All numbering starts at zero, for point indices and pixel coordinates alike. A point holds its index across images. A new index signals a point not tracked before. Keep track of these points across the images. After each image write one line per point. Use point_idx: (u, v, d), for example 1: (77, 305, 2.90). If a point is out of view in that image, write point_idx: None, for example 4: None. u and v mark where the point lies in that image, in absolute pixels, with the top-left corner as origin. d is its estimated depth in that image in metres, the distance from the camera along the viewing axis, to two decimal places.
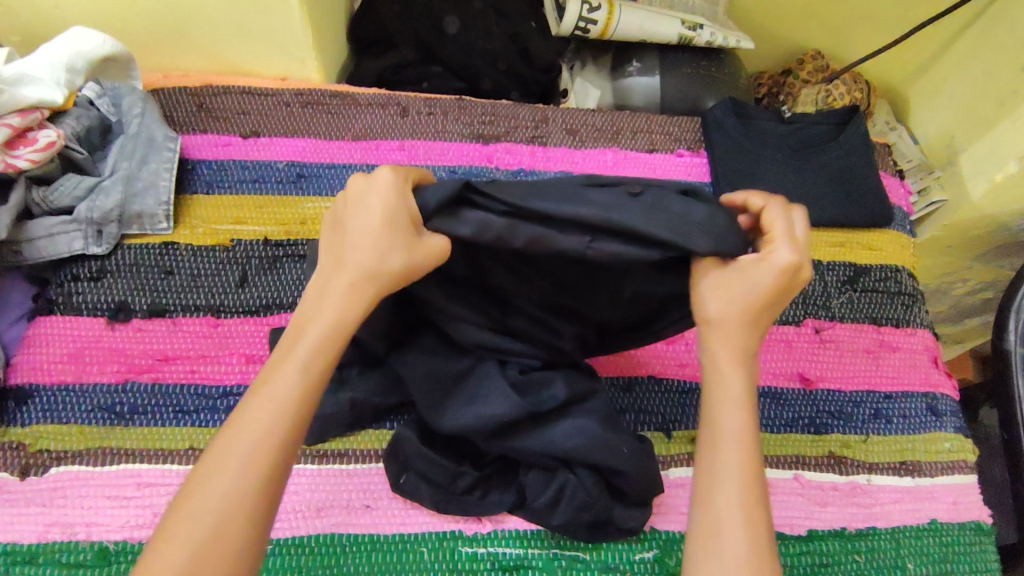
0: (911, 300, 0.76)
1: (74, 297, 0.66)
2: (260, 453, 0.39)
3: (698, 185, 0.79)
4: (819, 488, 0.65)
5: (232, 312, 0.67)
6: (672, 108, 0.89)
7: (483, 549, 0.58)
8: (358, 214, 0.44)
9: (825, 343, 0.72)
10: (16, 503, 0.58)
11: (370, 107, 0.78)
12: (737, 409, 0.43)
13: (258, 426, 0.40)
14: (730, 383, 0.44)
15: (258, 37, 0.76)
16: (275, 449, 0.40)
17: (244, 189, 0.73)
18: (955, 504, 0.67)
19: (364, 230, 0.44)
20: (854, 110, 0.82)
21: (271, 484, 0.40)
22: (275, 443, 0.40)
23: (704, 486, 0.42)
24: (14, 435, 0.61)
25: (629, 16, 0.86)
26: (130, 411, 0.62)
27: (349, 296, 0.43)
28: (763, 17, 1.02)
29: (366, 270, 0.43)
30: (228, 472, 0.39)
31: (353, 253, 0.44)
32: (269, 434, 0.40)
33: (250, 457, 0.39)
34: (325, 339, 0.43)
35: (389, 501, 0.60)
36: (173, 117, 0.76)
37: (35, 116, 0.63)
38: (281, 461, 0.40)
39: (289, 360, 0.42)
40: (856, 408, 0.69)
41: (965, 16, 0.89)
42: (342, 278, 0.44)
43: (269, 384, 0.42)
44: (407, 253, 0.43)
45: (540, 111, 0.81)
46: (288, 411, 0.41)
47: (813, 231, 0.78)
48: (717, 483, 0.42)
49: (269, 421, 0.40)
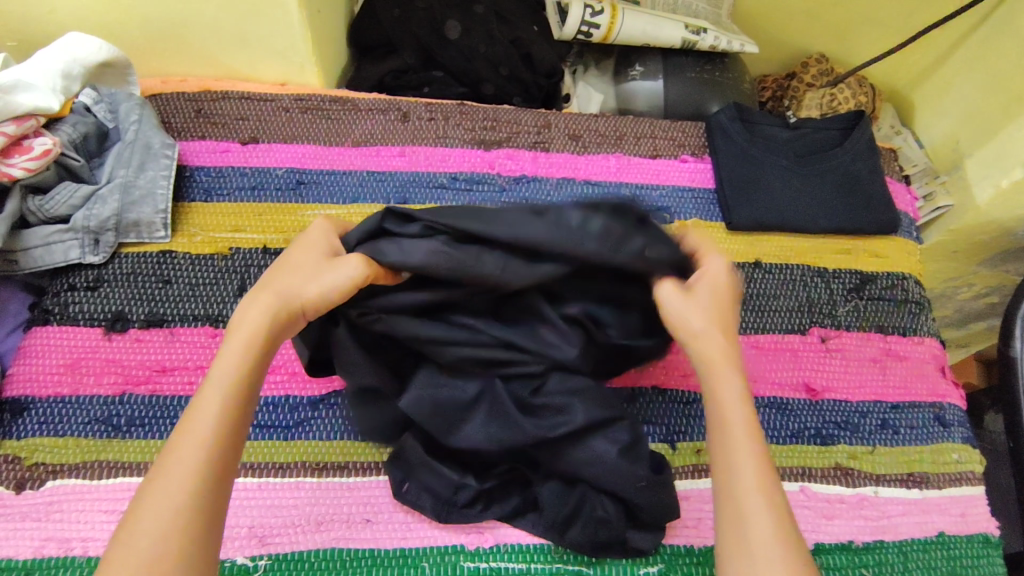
0: (918, 308, 0.75)
1: (70, 306, 0.65)
2: (196, 473, 0.40)
3: (702, 191, 0.79)
4: (825, 500, 0.64)
5: (230, 321, 0.66)
6: (675, 113, 0.88)
7: (486, 564, 0.57)
8: (291, 253, 0.48)
9: (832, 352, 0.71)
10: (11, 517, 0.57)
11: (370, 112, 0.77)
12: (735, 413, 0.46)
13: (190, 447, 0.41)
14: (724, 386, 0.47)
15: (257, 42, 0.75)
16: (211, 467, 0.40)
17: (242, 196, 0.72)
18: (963, 516, 0.66)
19: (292, 262, 0.47)
20: (860, 114, 0.81)
21: (208, 500, 0.40)
22: (206, 462, 0.40)
23: (727, 501, 0.43)
24: (10, 448, 0.60)
25: (631, 20, 0.85)
26: (127, 424, 0.61)
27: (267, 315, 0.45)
28: (767, 21, 1.01)
29: (286, 291, 0.45)
30: (163, 496, 0.39)
31: (274, 279, 0.46)
32: (201, 453, 0.41)
33: (185, 477, 0.40)
34: (247, 356, 0.44)
35: (390, 515, 0.59)
36: (171, 123, 0.75)
37: (31, 124, 0.62)
38: (218, 475, 0.41)
39: (214, 382, 0.43)
40: (863, 419, 0.69)
41: (971, 19, 0.88)
42: (261, 300, 0.45)
43: (196, 407, 0.42)
44: (323, 271, 0.46)
45: (542, 117, 0.80)
46: (218, 428, 0.42)
47: (819, 238, 0.77)
48: (738, 494, 0.43)
49: (200, 441, 0.41)
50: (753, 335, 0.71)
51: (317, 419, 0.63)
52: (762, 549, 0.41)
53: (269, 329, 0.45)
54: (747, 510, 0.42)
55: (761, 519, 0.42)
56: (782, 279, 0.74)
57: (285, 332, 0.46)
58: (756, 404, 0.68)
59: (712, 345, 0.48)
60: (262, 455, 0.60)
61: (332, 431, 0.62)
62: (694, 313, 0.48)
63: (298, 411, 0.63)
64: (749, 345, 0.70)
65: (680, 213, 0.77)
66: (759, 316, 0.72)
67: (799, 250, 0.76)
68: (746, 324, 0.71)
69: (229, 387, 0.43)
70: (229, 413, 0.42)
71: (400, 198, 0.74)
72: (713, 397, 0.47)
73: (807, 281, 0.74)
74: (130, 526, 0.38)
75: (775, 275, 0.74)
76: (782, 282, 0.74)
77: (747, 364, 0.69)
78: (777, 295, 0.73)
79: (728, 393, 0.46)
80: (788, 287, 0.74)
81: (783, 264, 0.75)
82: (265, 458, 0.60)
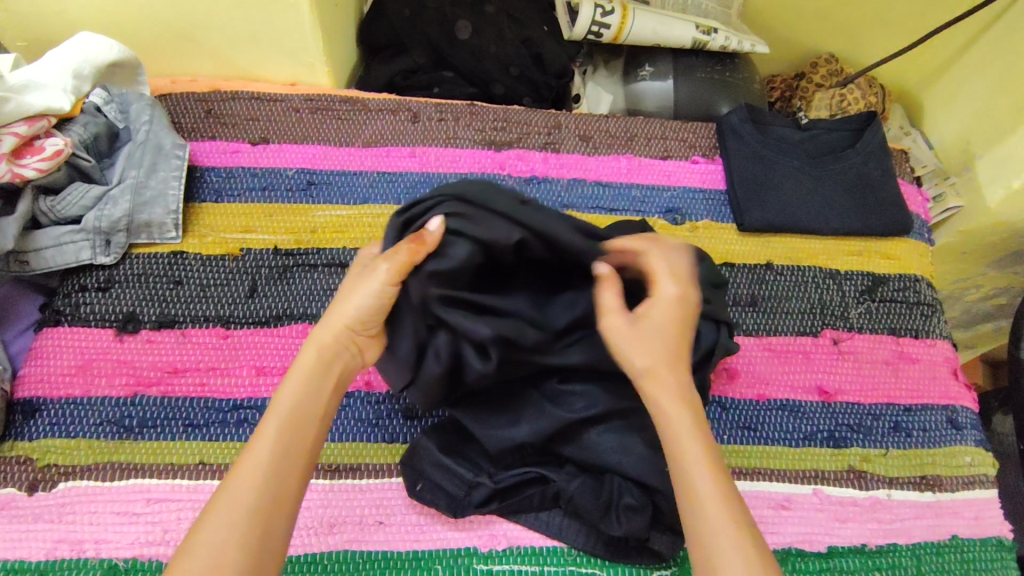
0: (930, 310, 0.75)
1: (82, 307, 0.65)
2: (251, 492, 0.42)
3: (713, 192, 0.78)
4: (838, 503, 0.64)
5: (242, 323, 0.66)
6: (685, 114, 0.88)
7: (499, 566, 0.57)
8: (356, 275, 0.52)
9: (844, 355, 0.71)
10: (23, 519, 0.57)
11: (381, 113, 0.77)
12: (688, 442, 0.47)
13: (250, 467, 0.43)
14: (677, 417, 0.47)
15: (267, 42, 0.75)
16: (268, 487, 0.42)
17: (253, 197, 0.72)
18: (976, 520, 0.65)
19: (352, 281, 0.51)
20: (872, 115, 0.80)
21: (265, 518, 0.42)
22: (264, 482, 0.42)
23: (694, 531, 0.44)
24: (22, 450, 0.60)
25: (642, 20, 0.85)
26: (139, 425, 0.61)
27: (320, 349, 0.48)
28: (777, 21, 1.01)
29: (335, 324, 0.48)
30: (224, 513, 0.41)
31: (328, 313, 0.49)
32: (260, 474, 0.43)
33: (244, 496, 0.42)
34: (304, 384, 0.47)
35: (402, 517, 0.59)
36: (181, 123, 0.75)
37: (43, 123, 0.62)
38: (272, 495, 0.42)
39: (274, 409, 0.45)
40: (876, 422, 0.68)
41: (981, 20, 0.87)
42: (320, 334, 0.48)
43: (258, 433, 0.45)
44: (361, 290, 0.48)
45: (553, 117, 0.80)
46: (277, 452, 0.44)
47: (830, 240, 0.76)
48: (702, 522, 0.44)
49: (262, 461, 0.43)
50: (765, 338, 0.71)
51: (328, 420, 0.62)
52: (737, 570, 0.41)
53: (321, 362, 0.48)
54: (710, 536, 0.43)
55: (729, 541, 0.43)
56: (793, 281, 0.74)
57: (339, 364, 0.48)
58: (768, 406, 0.68)
59: (665, 375, 0.49)
60: None
61: (343, 431, 0.62)
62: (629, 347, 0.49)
63: None
64: (762, 347, 0.70)
65: (692, 214, 0.77)
66: (771, 318, 0.72)
67: (810, 251, 0.76)
68: (759, 326, 0.71)
69: (287, 411, 0.45)
70: (287, 436, 0.44)
71: (411, 199, 0.73)
72: (669, 430, 0.47)
73: (819, 283, 0.74)
74: (190, 544, 0.40)
75: (787, 277, 0.74)
76: (794, 283, 0.74)
77: (759, 366, 0.69)
78: (789, 297, 0.73)
79: (680, 424, 0.47)
80: (800, 288, 0.74)
81: (794, 266, 0.75)
82: None
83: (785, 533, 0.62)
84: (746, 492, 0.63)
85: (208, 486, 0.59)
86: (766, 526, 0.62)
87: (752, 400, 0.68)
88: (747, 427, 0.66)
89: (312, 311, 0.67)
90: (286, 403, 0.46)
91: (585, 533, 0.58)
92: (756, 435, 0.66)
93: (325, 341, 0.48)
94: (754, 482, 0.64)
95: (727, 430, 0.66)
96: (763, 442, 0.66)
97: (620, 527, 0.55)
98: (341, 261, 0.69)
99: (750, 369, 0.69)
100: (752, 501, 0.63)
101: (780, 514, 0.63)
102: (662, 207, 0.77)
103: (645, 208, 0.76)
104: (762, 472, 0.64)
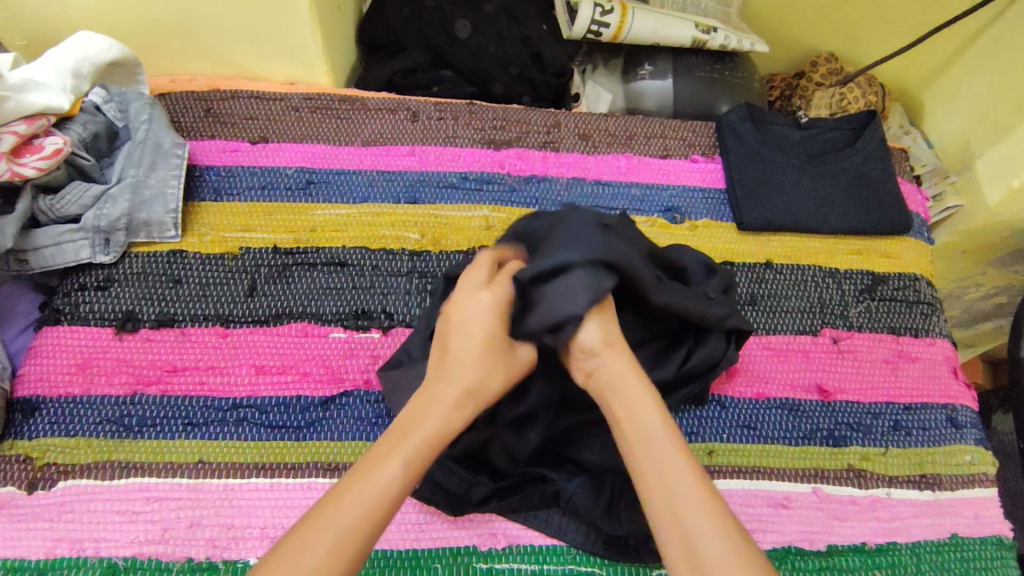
0: (930, 308, 0.75)
1: (81, 306, 0.65)
2: (363, 524, 0.39)
3: (713, 191, 0.78)
4: (838, 502, 0.64)
5: (241, 321, 0.66)
6: (685, 112, 0.88)
7: (499, 565, 0.57)
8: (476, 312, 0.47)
9: (844, 353, 0.71)
10: (23, 518, 0.57)
11: (380, 112, 0.77)
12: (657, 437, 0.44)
13: (367, 495, 0.40)
14: (643, 413, 0.45)
15: (266, 41, 0.75)
16: (376, 523, 0.40)
17: (252, 196, 0.72)
18: (976, 518, 0.65)
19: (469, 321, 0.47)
20: (871, 114, 0.80)
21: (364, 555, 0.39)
22: (378, 518, 0.40)
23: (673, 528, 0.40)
24: (21, 448, 0.60)
25: (641, 19, 0.85)
26: (138, 424, 0.61)
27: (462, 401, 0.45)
28: (776, 20, 1.01)
29: (468, 373, 0.46)
30: (332, 536, 0.38)
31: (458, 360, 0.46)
32: (370, 515, 0.39)
33: (356, 524, 0.39)
34: (438, 429, 0.43)
35: (402, 516, 0.59)
36: (180, 122, 0.75)
37: (42, 122, 0.62)
38: (376, 532, 0.40)
39: (406, 441, 0.42)
40: (875, 420, 0.68)
41: (981, 19, 0.87)
42: (453, 380, 0.45)
43: (379, 458, 0.41)
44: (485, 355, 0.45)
45: (552, 116, 0.80)
46: (392, 492, 0.40)
47: (830, 239, 0.76)
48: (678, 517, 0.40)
49: (383, 494, 0.40)
50: (765, 336, 0.71)
51: (327, 419, 0.62)
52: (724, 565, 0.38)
53: (455, 413, 0.44)
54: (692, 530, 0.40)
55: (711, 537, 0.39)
56: (793, 280, 0.74)
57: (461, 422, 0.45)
58: (768, 405, 0.67)
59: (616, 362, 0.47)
60: (275, 455, 0.61)
61: (343, 430, 0.62)
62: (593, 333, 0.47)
63: (310, 412, 0.63)
64: (761, 346, 0.70)
65: (692, 213, 0.77)
66: (771, 317, 0.72)
67: (810, 250, 0.76)
68: (758, 325, 0.71)
69: (416, 448, 0.42)
70: (407, 477, 0.41)
71: (410, 198, 0.73)
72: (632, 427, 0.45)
73: (819, 281, 0.74)
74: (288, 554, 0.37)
75: (786, 276, 0.74)
76: (793, 282, 0.74)
77: (759, 365, 0.69)
78: (788, 296, 0.73)
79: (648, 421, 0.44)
80: (799, 287, 0.74)
81: (794, 265, 0.75)
82: (279, 458, 0.61)
83: (784, 531, 0.62)
84: (745, 491, 0.63)
85: (208, 485, 0.59)
86: (765, 524, 0.62)
87: (752, 399, 0.68)
88: (747, 426, 0.66)
89: (311, 310, 0.67)
90: (418, 442, 0.42)
91: (585, 532, 0.58)
92: (755, 434, 0.66)
93: (468, 390, 0.45)
94: (753, 481, 0.64)
95: (727, 428, 0.66)
96: (763, 440, 0.66)
97: (620, 526, 0.56)
98: (340, 260, 0.69)
99: (749, 368, 0.69)
100: (752, 500, 0.63)
101: (780, 513, 0.63)
102: (662, 206, 0.77)
103: (644, 207, 0.76)
104: (761, 470, 0.64)
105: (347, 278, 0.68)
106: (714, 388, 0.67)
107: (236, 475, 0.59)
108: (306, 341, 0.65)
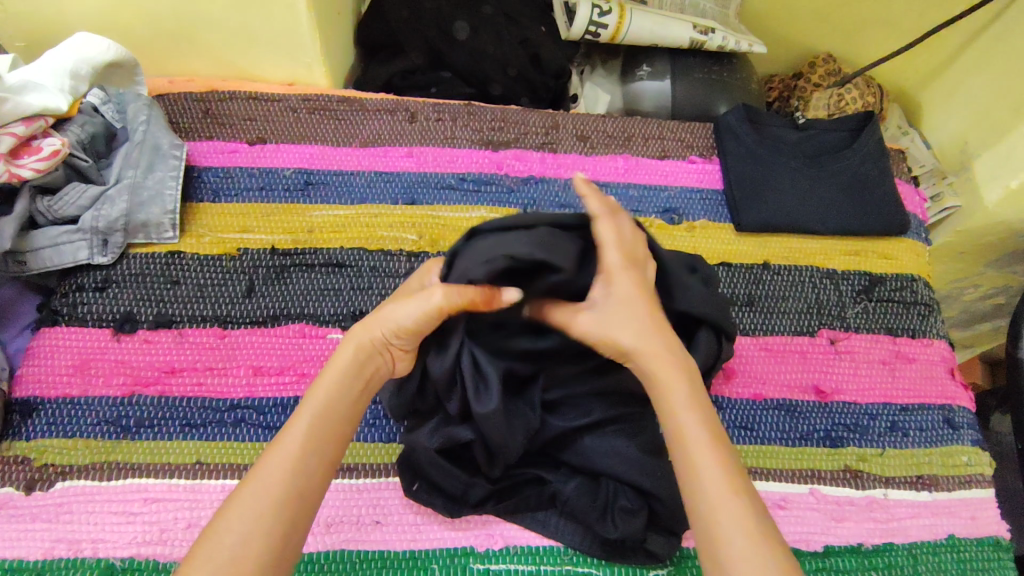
0: (927, 309, 0.75)
1: (79, 307, 0.65)
2: (280, 484, 0.42)
3: (710, 192, 0.78)
4: (835, 503, 0.64)
5: (239, 322, 0.66)
6: (684, 114, 0.88)
7: (496, 566, 0.57)
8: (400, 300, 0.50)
9: (841, 354, 0.71)
10: (21, 519, 0.57)
11: (379, 113, 0.77)
12: (689, 421, 0.45)
13: (279, 459, 0.43)
14: (671, 391, 0.46)
15: (265, 42, 0.75)
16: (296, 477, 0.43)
17: (251, 197, 0.72)
18: (973, 519, 0.65)
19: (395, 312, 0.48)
20: (869, 116, 0.80)
21: (292, 510, 0.42)
22: (298, 473, 0.43)
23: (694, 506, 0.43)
24: (19, 449, 0.60)
25: (640, 20, 0.85)
26: (136, 425, 0.61)
27: (366, 353, 0.48)
28: (775, 21, 1.01)
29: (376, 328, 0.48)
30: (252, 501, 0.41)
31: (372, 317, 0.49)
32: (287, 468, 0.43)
33: (275, 485, 0.42)
34: (346, 381, 0.47)
35: (399, 516, 0.59)
36: (178, 123, 0.75)
37: (40, 124, 0.62)
38: (300, 488, 0.43)
39: (312, 398, 0.46)
40: (872, 421, 0.68)
41: (979, 20, 0.87)
42: (357, 332, 0.49)
43: (292, 423, 0.45)
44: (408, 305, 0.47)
45: (550, 117, 0.80)
46: (304, 447, 0.44)
47: (827, 240, 0.76)
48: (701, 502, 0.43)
49: (293, 452, 0.44)
50: (762, 337, 0.71)
51: None
52: (741, 548, 0.41)
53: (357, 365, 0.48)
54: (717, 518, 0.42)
55: (731, 527, 0.41)
56: (791, 281, 0.74)
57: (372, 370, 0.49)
58: (765, 406, 0.68)
59: (648, 343, 0.47)
60: None
61: None
62: (613, 326, 0.47)
63: None
64: (759, 347, 0.70)
65: (689, 214, 0.77)
66: (768, 318, 0.72)
67: (807, 251, 0.76)
68: (755, 326, 0.71)
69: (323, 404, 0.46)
70: (319, 433, 0.45)
71: (408, 199, 0.73)
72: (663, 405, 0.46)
73: (816, 282, 0.74)
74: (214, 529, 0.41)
75: (783, 276, 0.74)
76: (791, 283, 0.74)
77: (756, 366, 0.69)
78: (785, 297, 0.73)
79: (676, 395, 0.46)
80: (797, 288, 0.74)
81: (791, 266, 0.75)
82: None
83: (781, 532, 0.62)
84: None
85: (206, 486, 0.59)
86: None
87: (749, 400, 0.68)
88: (744, 427, 0.66)
89: (310, 311, 0.67)
90: (327, 398, 0.46)
91: (581, 533, 0.58)
92: (753, 435, 0.66)
93: (371, 344, 0.48)
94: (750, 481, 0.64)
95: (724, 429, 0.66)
96: (760, 441, 0.66)
97: (616, 529, 0.56)
98: (339, 261, 0.69)
99: (746, 369, 0.69)
100: None
101: (776, 514, 0.63)
102: (660, 207, 0.77)
103: (642, 208, 0.76)
104: (758, 471, 0.65)
105: (345, 279, 0.69)
106: (712, 389, 0.67)
107: (234, 476, 0.60)
108: (303, 343, 0.66)
